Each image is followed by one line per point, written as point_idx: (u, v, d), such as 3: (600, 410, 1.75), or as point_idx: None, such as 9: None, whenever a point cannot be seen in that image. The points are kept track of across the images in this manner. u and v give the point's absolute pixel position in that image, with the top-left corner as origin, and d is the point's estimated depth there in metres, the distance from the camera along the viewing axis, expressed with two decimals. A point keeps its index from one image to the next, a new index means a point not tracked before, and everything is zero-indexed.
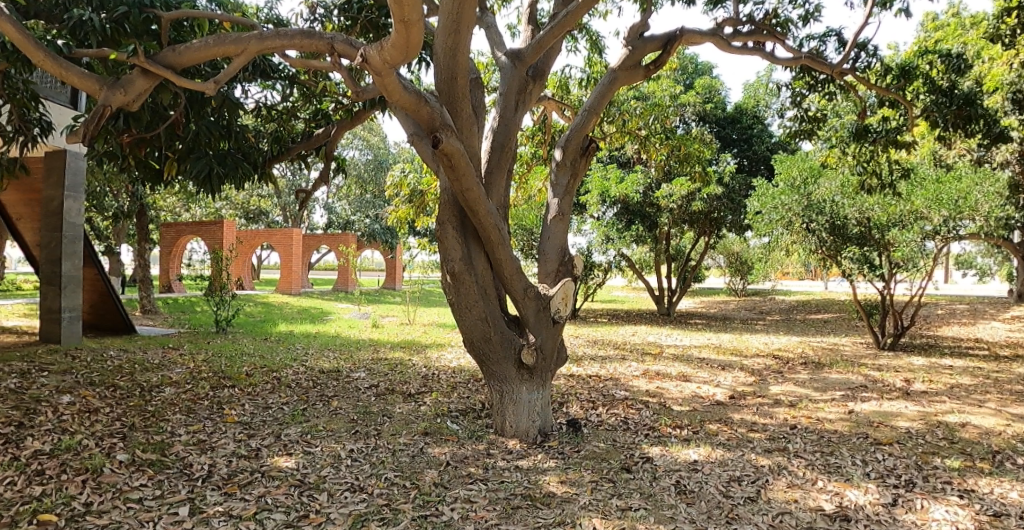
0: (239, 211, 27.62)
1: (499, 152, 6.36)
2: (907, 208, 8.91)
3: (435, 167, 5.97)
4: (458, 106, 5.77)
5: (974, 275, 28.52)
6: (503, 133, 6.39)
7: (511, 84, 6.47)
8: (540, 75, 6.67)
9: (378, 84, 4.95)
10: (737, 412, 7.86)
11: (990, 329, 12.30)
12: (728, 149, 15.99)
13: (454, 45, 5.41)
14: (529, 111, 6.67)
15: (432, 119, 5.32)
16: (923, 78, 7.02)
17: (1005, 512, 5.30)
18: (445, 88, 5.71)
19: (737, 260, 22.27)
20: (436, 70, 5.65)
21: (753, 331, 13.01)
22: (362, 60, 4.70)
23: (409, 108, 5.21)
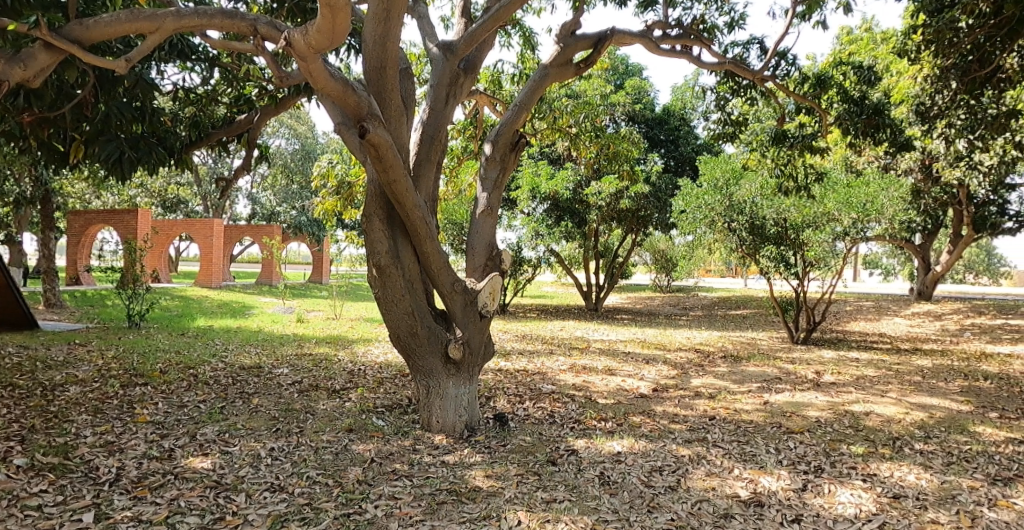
0: (156, 199, 26.24)
1: (429, 144, 6.31)
2: (820, 210, 9.26)
3: (362, 157, 5.87)
4: (386, 97, 5.70)
5: (880, 275, 30.35)
6: (433, 125, 6.34)
7: (442, 76, 6.43)
8: (472, 68, 6.65)
9: (303, 70, 4.81)
10: (659, 404, 8.12)
11: (893, 324, 13.16)
12: (656, 149, 16.40)
13: (384, 34, 5.34)
14: (460, 104, 6.65)
15: (359, 109, 5.18)
16: (837, 87, 7.44)
17: (904, 494, 5.69)
18: (374, 78, 5.62)
19: (662, 257, 22.93)
20: (365, 58, 5.54)
21: (677, 326, 13.40)
22: (285, 44, 4.57)
23: (336, 97, 5.09)
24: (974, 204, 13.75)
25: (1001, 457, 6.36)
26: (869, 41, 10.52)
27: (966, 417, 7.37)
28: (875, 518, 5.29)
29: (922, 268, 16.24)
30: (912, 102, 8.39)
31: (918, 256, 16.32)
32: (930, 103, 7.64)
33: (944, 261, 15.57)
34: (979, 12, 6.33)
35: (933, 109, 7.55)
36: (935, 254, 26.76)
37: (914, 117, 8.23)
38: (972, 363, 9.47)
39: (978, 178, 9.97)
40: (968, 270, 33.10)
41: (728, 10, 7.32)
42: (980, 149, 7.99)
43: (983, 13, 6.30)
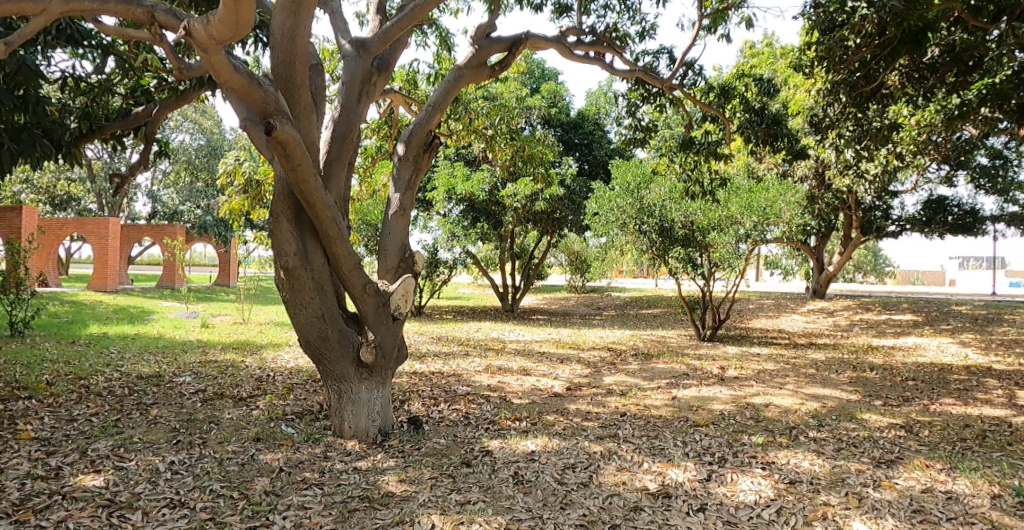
0: (43, 196, 24.21)
1: (340, 143, 6.16)
2: (724, 214, 9.77)
3: (269, 154, 5.70)
4: (295, 93, 5.58)
5: (776, 274, 32.28)
6: (344, 123, 6.21)
7: (354, 74, 6.28)
8: (385, 66, 6.56)
9: (205, 61, 4.77)
10: (573, 403, 8.29)
11: (790, 321, 14.04)
12: (571, 153, 16.71)
13: (293, 27, 5.29)
14: (373, 103, 6.52)
15: (264, 104, 5.08)
16: (740, 98, 7.94)
17: (799, 480, 6.08)
18: (282, 73, 5.50)
19: (577, 259, 23.39)
20: (273, 53, 5.43)
21: (591, 326, 13.69)
22: (186, 33, 4.55)
23: (240, 91, 4.99)
24: (862, 209, 14.78)
25: (884, 442, 6.92)
26: (769, 56, 11.19)
27: (855, 406, 7.97)
28: (773, 504, 5.64)
29: (817, 269, 17.41)
30: (807, 114, 8.98)
31: (813, 258, 17.51)
32: (822, 115, 8.37)
33: (836, 262, 16.70)
34: (864, 32, 6.91)
35: (825, 120, 8.25)
36: (827, 255, 28.66)
37: (809, 128, 8.89)
38: (860, 356, 10.25)
39: (863, 185, 10.79)
40: (857, 271, 35.60)
41: (640, 20, 7.60)
42: (865, 157, 8.66)
43: (871, 33, 6.93)
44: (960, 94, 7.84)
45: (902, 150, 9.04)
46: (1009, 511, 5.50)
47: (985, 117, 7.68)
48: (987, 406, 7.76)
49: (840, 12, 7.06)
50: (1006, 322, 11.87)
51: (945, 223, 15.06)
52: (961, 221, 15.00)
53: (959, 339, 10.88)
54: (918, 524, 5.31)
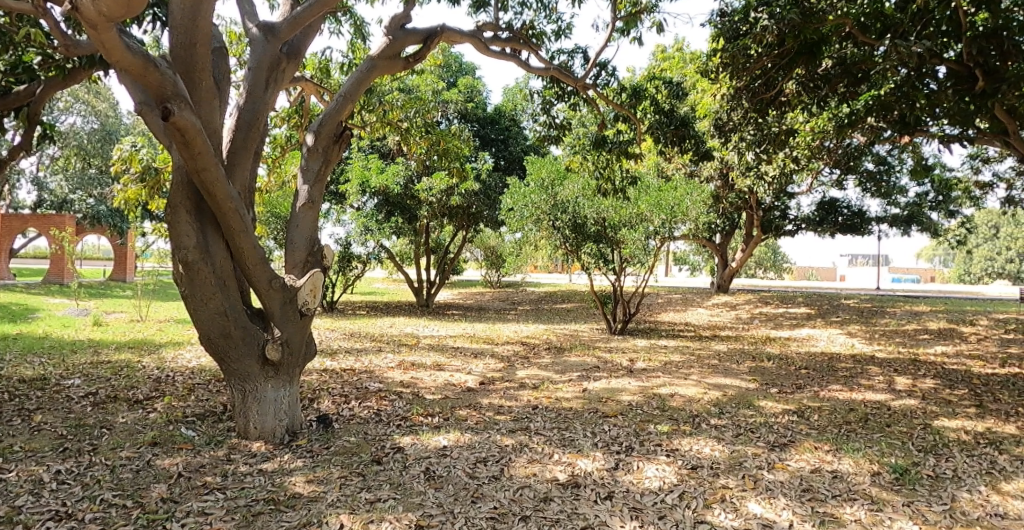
0: None
1: (245, 132, 5.90)
2: (634, 211, 10.10)
3: (166, 141, 5.41)
4: (196, 78, 5.31)
5: (683, 269, 33.62)
6: (250, 111, 5.94)
7: (261, 59, 5.99)
8: (296, 53, 6.28)
9: (94, 39, 4.48)
10: (485, 397, 8.35)
11: (696, 314, 14.71)
12: (487, 148, 16.71)
13: (194, 8, 5.00)
14: (282, 91, 6.26)
15: (161, 87, 4.85)
16: (651, 99, 8.33)
17: (701, 465, 6.41)
18: (181, 56, 5.21)
19: (493, 253, 23.42)
20: (172, 34, 5.14)
21: (505, 321, 13.78)
22: (71, 9, 4.21)
23: (134, 72, 4.73)
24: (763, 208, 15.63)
25: (778, 426, 7.42)
26: (679, 61, 11.65)
27: (753, 394, 8.49)
28: (676, 489, 5.92)
29: (721, 265, 18.26)
30: (713, 117, 9.43)
31: (718, 255, 18.38)
32: (727, 118, 8.91)
33: (738, 258, 17.60)
34: (766, 41, 7.42)
35: (729, 124, 8.86)
36: (730, 252, 30.08)
37: (714, 131, 9.35)
38: (758, 346, 10.90)
39: (763, 186, 11.43)
40: (758, 267, 37.60)
41: (556, 19, 7.72)
42: (764, 160, 9.21)
43: (772, 44, 7.56)
44: (850, 103, 8.48)
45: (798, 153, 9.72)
46: (886, 486, 6.00)
47: (871, 126, 8.37)
48: (870, 391, 8.47)
49: (744, 22, 7.51)
50: (887, 314, 12.95)
51: (836, 224, 15.96)
52: (850, 220, 15.94)
53: (847, 330, 11.77)
54: (807, 502, 5.72)
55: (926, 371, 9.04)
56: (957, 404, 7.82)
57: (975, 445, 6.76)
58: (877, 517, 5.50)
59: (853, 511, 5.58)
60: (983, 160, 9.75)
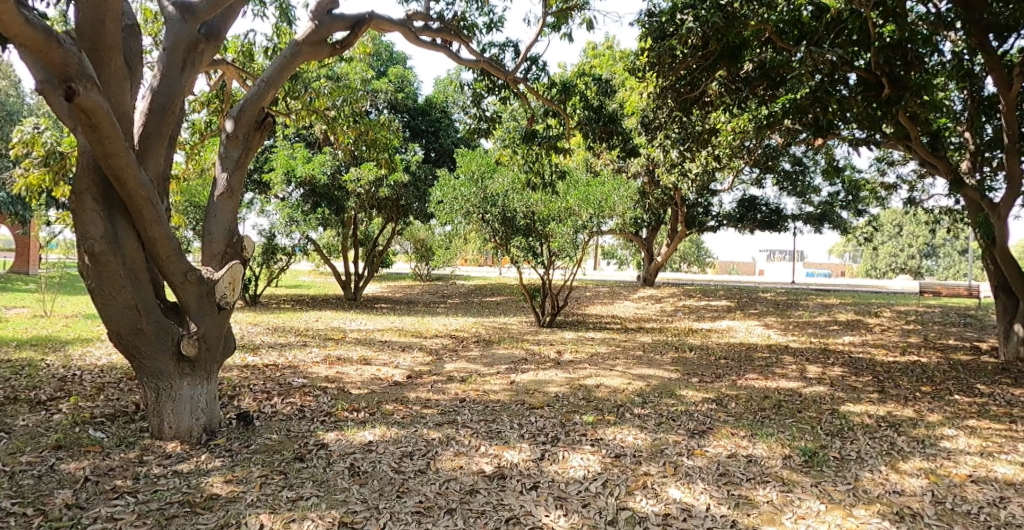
0: None
1: (159, 116, 5.60)
2: (563, 206, 10.18)
3: (71, 123, 5.08)
4: (105, 56, 5.00)
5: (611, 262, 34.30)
6: (165, 93, 5.62)
7: (177, 40, 5.66)
8: (216, 34, 5.95)
9: None
10: (413, 391, 8.29)
11: (623, 307, 15.08)
12: (417, 139, 16.49)
13: None
14: (201, 73, 5.93)
15: (64, 64, 4.53)
16: (580, 96, 8.52)
17: (623, 453, 6.60)
18: (88, 32, 4.91)
19: (423, 246, 23.15)
20: (78, 9, 4.82)
21: (435, 314, 13.69)
22: None
23: (33, 47, 4.41)
24: (687, 204, 16.19)
25: (698, 414, 7.73)
26: (608, 59, 11.89)
27: (675, 383, 8.81)
28: (600, 477, 6.08)
29: (648, 259, 18.76)
30: (640, 115, 9.67)
31: (645, 249, 18.90)
32: (652, 116, 9.22)
33: (663, 252, 18.13)
34: (691, 42, 7.74)
35: (654, 121, 9.19)
36: (655, 246, 30.96)
37: (641, 129, 9.63)
38: (681, 338, 11.30)
39: (687, 183, 11.82)
40: (682, 261, 38.77)
41: (488, 12, 7.70)
42: (688, 157, 9.53)
43: (696, 45, 7.86)
44: (768, 106, 8.90)
45: (720, 152, 10.14)
46: (796, 468, 6.34)
47: (788, 128, 8.83)
48: (783, 379, 8.95)
49: (670, 23, 7.77)
50: (800, 307, 13.67)
51: (755, 220, 16.65)
52: (768, 217, 16.63)
53: (764, 322, 12.35)
54: (723, 486, 5.97)
55: (835, 359, 9.62)
56: (861, 390, 8.38)
57: (877, 428, 7.26)
58: (787, 497, 5.79)
59: (765, 493, 5.86)
60: (888, 163, 10.43)
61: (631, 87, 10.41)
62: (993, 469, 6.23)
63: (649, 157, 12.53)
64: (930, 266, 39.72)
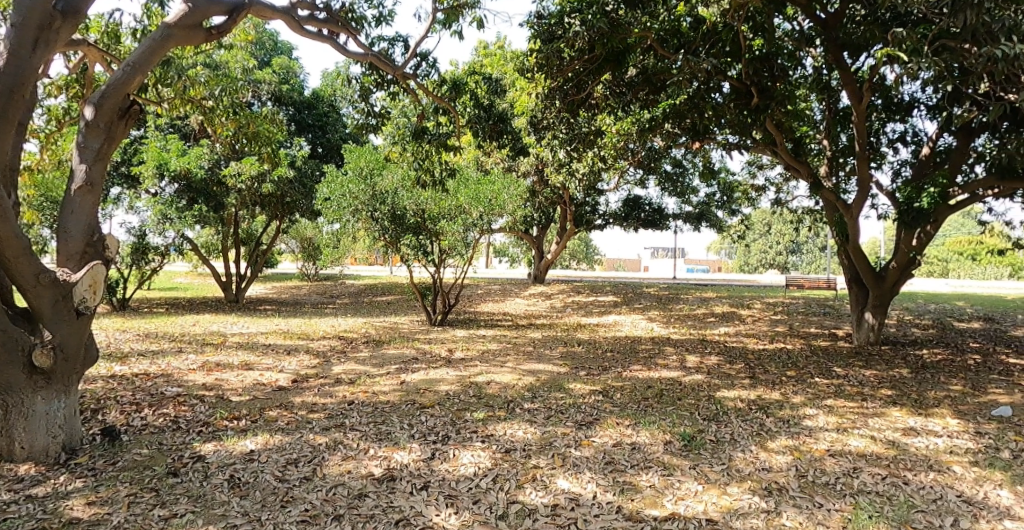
0: None
1: (4, 100, 4.94)
2: (453, 204, 10.14)
3: None
4: None
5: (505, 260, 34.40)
6: (11, 75, 4.94)
7: (26, 15, 4.93)
8: (75, 10, 5.14)
9: None
10: (298, 395, 7.95)
11: (514, 304, 15.26)
12: (303, 134, 15.81)
13: None
14: (56, 54, 5.23)
15: None
16: (470, 94, 8.55)
17: (513, 447, 6.70)
18: None
19: (309, 245, 22.14)
20: None
21: (323, 315, 13.18)
22: None
23: None
24: (574, 204, 16.73)
25: (585, 406, 7.98)
26: (499, 59, 12.03)
27: (563, 377, 9.04)
28: (490, 473, 6.14)
29: (538, 257, 19.11)
30: (530, 115, 9.85)
31: (535, 248, 19.27)
32: (540, 116, 9.41)
33: (552, 250, 18.56)
34: (577, 45, 7.95)
35: (542, 121, 9.38)
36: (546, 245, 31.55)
37: (530, 129, 9.82)
38: (570, 333, 11.62)
39: (574, 182, 12.16)
40: (572, 259, 39.49)
41: (377, 5, 7.52)
42: (575, 157, 9.80)
43: (582, 49, 8.10)
44: (650, 110, 9.37)
45: (606, 153, 10.55)
46: (676, 452, 6.70)
47: (668, 131, 9.34)
48: (665, 369, 9.45)
49: (559, 25, 7.92)
50: (681, 300, 14.47)
51: (639, 219, 17.23)
52: (651, 216, 17.25)
53: (647, 316, 12.96)
54: (609, 474, 6.20)
55: (712, 349, 10.29)
56: (734, 377, 9.02)
57: (748, 411, 7.83)
58: (668, 481, 6.10)
59: (648, 478, 6.14)
60: (758, 166, 11.26)
61: (520, 87, 10.56)
62: (847, 443, 6.86)
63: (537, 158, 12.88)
64: (794, 262, 43.12)
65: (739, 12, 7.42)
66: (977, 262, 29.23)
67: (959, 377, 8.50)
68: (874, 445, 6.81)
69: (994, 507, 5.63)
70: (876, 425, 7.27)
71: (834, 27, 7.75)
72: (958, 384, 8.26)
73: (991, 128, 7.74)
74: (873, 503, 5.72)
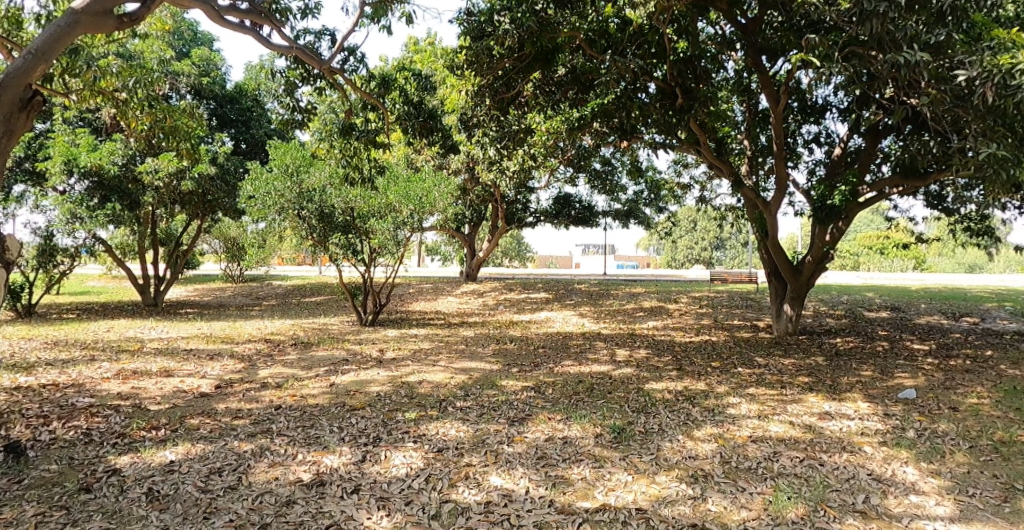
0: None
1: None
2: (383, 202, 9.98)
3: None
4: None
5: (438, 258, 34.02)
6: None
7: None
8: None
9: None
10: (222, 402, 7.64)
11: (446, 302, 15.14)
12: (225, 129, 15.16)
13: None
14: None
15: None
16: (400, 90, 8.45)
17: (445, 446, 6.67)
18: None
19: (234, 245, 21.17)
20: None
21: (248, 318, 12.68)
22: None
23: None
24: (506, 201, 16.75)
25: (517, 402, 8.03)
26: (429, 55, 11.92)
27: (495, 375, 9.07)
28: (422, 473, 6.12)
29: (470, 255, 19.02)
30: (460, 113, 9.81)
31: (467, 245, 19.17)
32: (471, 113, 9.39)
33: (485, 248, 18.55)
34: (507, 44, 7.96)
35: (472, 119, 9.36)
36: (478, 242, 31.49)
37: (462, 126, 9.80)
38: (502, 330, 11.66)
39: (505, 180, 12.20)
40: (504, 256, 39.46)
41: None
42: (506, 155, 9.86)
43: (511, 47, 8.13)
44: (578, 109, 9.54)
45: (536, 151, 10.65)
46: (606, 444, 6.84)
47: (597, 130, 9.54)
48: (595, 363, 9.64)
49: (489, 24, 7.92)
50: (611, 296, 14.76)
51: (569, 216, 17.45)
52: (581, 214, 17.45)
53: (578, 311, 13.16)
54: (541, 468, 6.28)
55: (640, 342, 10.59)
56: (662, 369, 9.30)
57: (675, 402, 8.08)
58: (598, 472, 6.24)
59: (579, 470, 6.26)
60: (683, 165, 11.63)
61: (451, 84, 10.53)
62: (768, 429, 7.20)
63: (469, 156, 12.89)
64: (719, 257, 44.61)
65: (663, 15, 7.64)
66: (885, 255, 31.11)
67: (869, 363, 9.08)
68: (792, 430, 7.17)
69: (900, 483, 6.01)
70: (795, 411, 7.66)
71: (753, 32, 8.18)
72: (868, 369, 8.81)
73: (895, 130, 8.29)
74: (792, 485, 6.02)
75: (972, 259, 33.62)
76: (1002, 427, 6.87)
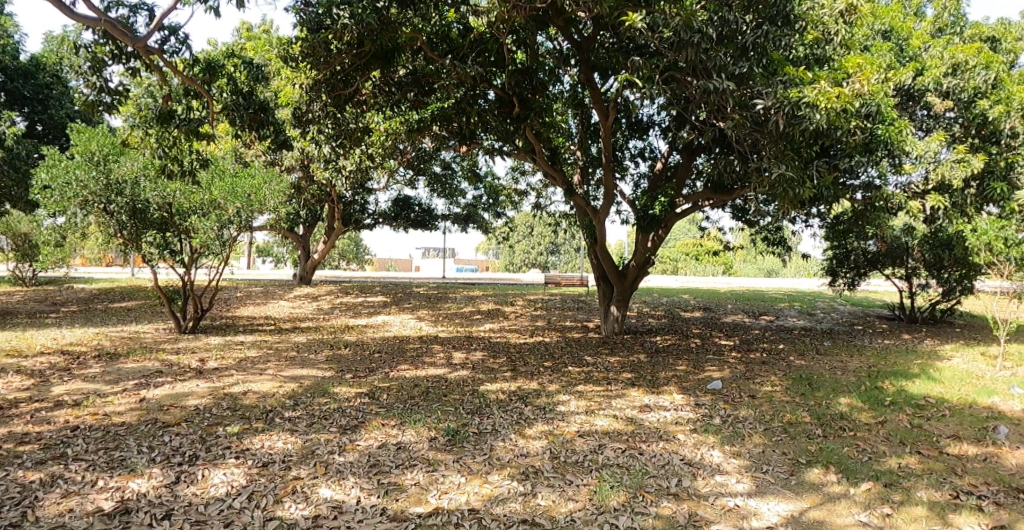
0: None
1: None
2: (206, 198, 9.23)
3: None
4: None
5: (269, 260, 31.95)
6: None
7: None
8: None
9: None
10: (3, 426, 6.59)
11: (277, 307, 14.27)
12: (14, 107, 13.20)
13: None
14: None
15: None
16: (228, 78, 7.88)
17: (271, 460, 6.29)
18: None
19: (25, 243, 18.21)
20: None
21: (39, 327, 11.00)
22: None
23: None
24: (343, 202, 16.20)
25: (350, 409, 7.77)
26: (260, 44, 11.29)
27: (327, 382, 8.71)
28: (244, 490, 5.77)
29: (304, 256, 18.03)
30: (295, 107, 9.37)
31: (301, 247, 18.12)
32: (306, 108, 8.98)
33: (321, 250, 17.82)
34: (346, 39, 7.67)
35: (308, 115, 8.94)
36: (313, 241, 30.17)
37: (295, 122, 9.37)
38: (336, 335, 11.26)
39: (341, 179, 11.84)
40: (341, 258, 38.04)
41: None
42: (342, 153, 9.64)
43: (351, 42, 7.85)
44: (419, 111, 9.50)
45: (374, 151, 10.45)
46: (440, 447, 6.87)
47: (436, 133, 9.64)
48: (431, 366, 9.64)
49: (327, 16, 7.36)
50: (449, 299, 14.84)
51: (408, 219, 17.29)
52: (421, 217, 17.34)
53: (415, 315, 13.08)
54: (373, 477, 6.15)
55: (476, 344, 10.78)
56: (497, 370, 9.54)
57: (509, 401, 8.34)
58: (432, 476, 6.25)
59: (413, 476, 6.23)
60: (520, 172, 12.06)
61: (284, 76, 10.09)
62: (594, 423, 7.68)
63: (303, 152, 12.37)
64: (553, 261, 46.58)
65: (503, 25, 7.87)
66: (699, 261, 34.46)
67: (684, 358, 10.03)
68: (616, 423, 7.71)
69: (708, 465, 6.67)
70: (618, 405, 8.25)
71: (586, 50, 8.64)
72: (683, 364, 9.74)
73: (707, 149, 9.25)
74: (614, 474, 6.45)
75: (769, 265, 38.28)
76: (791, 410, 7.92)
